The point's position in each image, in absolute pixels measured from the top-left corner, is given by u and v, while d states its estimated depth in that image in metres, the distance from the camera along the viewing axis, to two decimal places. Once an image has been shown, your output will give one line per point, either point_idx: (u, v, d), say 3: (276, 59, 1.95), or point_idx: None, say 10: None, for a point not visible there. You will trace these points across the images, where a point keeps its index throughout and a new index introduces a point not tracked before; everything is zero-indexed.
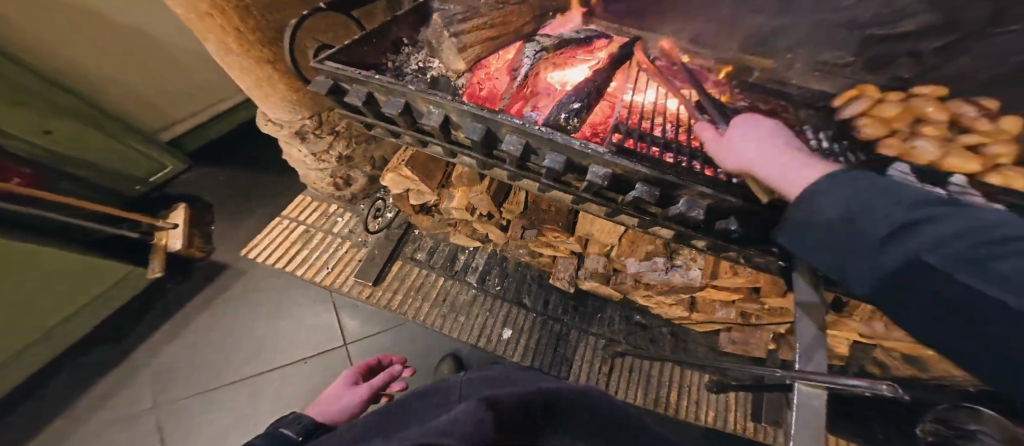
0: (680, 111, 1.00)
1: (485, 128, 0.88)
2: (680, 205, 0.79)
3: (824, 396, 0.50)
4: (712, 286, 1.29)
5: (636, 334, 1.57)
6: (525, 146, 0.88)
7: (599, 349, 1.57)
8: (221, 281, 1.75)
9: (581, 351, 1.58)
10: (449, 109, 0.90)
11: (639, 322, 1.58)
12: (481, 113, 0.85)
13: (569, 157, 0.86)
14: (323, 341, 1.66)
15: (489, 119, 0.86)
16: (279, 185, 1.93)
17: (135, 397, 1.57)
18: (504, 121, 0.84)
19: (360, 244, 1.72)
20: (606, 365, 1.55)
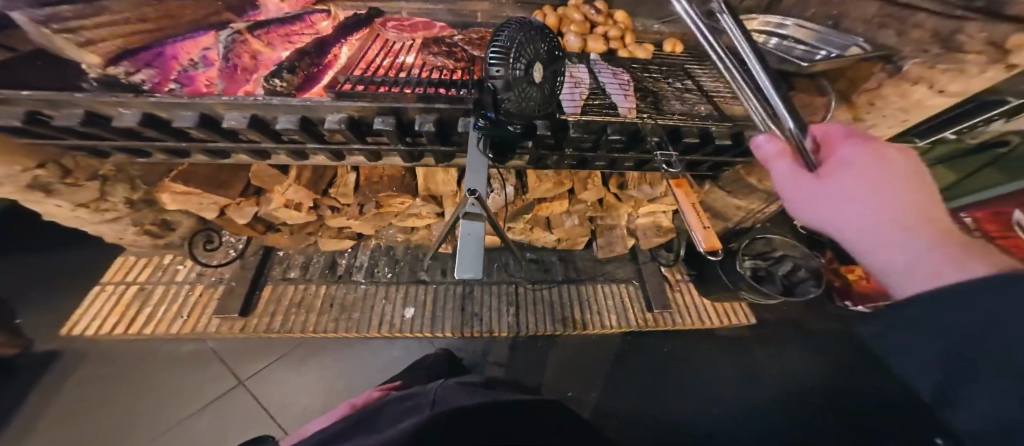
0: (403, 58, 1.01)
1: (200, 113, 0.86)
2: (422, 121, 0.91)
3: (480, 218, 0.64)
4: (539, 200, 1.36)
5: (533, 270, 1.59)
6: (256, 119, 0.90)
7: (506, 295, 1.54)
8: (47, 376, 1.20)
9: (502, 304, 1.51)
10: (149, 106, 0.83)
11: (532, 258, 1.63)
12: (185, 100, 0.83)
13: (301, 117, 0.91)
14: (213, 383, 1.27)
15: (196, 104, 0.84)
16: (77, 261, 1.39)
17: None
18: (210, 100, 0.83)
19: (216, 285, 1.39)
20: (512, 305, 1.51)
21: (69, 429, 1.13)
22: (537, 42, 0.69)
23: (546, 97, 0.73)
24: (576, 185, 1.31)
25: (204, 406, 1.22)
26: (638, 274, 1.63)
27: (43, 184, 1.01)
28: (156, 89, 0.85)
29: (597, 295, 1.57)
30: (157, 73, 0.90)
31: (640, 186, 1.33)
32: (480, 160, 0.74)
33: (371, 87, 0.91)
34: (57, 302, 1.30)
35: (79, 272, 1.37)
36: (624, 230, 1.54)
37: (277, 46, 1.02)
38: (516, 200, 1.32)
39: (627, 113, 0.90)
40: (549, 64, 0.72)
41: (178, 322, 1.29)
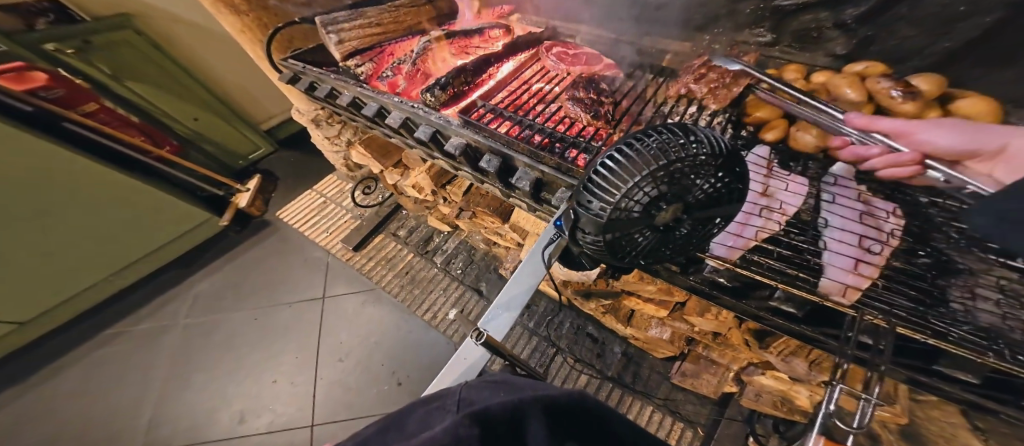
0: (551, 89, 0.82)
1: (382, 109, 0.85)
2: (518, 177, 0.68)
3: (476, 361, 0.47)
4: (631, 294, 1.00)
5: (583, 346, 1.28)
6: (411, 126, 0.83)
7: (542, 354, 1.29)
8: (258, 235, 1.79)
9: (534, 359, 1.29)
10: (357, 94, 0.88)
11: (590, 334, 1.30)
12: (378, 97, 0.83)
13: (444, 134, 0.79)
14: (313, 284, 1.61)
15: (384, 102, 0.83)
16: (313, 163, 2.01)
17: (176, 311, 1.63)
18: (388, 100, 0.82)
19: (357, 218, 1.70)
20: (541, 366, 1.27)
21: (230, 274, 1.70)
22: (704, 169, 0.34)
23: (661, 246, 0.39)
24: (690, 303, 0.91)
25: (294, 304, 1.57)
26: (711, 424, 1.07)
27: (317, 119, 1.41)
28: (370, 80, 0.90)
29: (642, 420, 1.12)
30: (374, 66, 0.93)
31: (787, 357, 0.81)
32: (535, 272, 0.51)
33: (502, 124, 0.74)
34: (290, 187, 1.93)
35: (311, 169, 1.99)
36: (729, 375, 1.01)
37: (451, 55, 0.95)
38: (600, 280, 1.01)
39: (841, 297, 0.44)
40: (708, 206, 0.36)
41: (325, 231, 1.70)
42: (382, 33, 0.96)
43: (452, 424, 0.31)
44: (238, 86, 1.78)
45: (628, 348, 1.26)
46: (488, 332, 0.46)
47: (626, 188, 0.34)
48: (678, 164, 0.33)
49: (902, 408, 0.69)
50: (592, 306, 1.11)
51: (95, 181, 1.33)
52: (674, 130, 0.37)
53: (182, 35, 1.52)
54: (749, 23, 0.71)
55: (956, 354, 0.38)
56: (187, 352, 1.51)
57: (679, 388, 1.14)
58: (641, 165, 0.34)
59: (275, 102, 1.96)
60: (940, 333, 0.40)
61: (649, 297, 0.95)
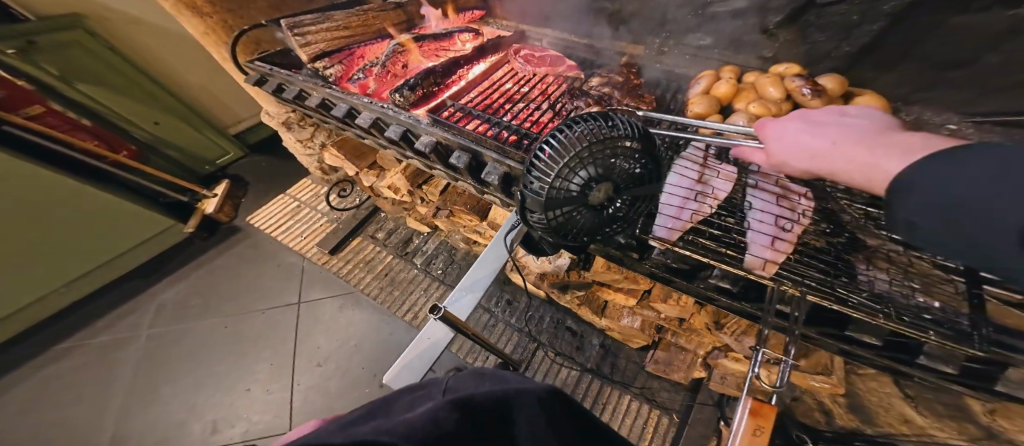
0: (519, 89, 0.86)
1: (350, 109, 0.86)
2: (487, 172, 0.72)
3: (445, 338, 0.49)
4: (602, 284, 1.05)
5: (563, 339, 1.33)
6: (381, 127, 0.85)
7: (524, 349, 1.33)
8: (229, 242, 1.74)
9: (515, 354, 1.32)
10: (325, 95, 0.89)
11: (569, 327, 1.35)
12: (348, 98, 0.85)
13: (414, 133, 0.82)
14: (289, 290, 1.58)
15: (353, 103, 0.85)
16: (287, 168, 1.98)
17: (137, 322, 1.56)
18: (357, 101, 0.84)
19: (334, 222, 1.68)
20: (522, 362, 1.30)
21: (199, 283, 1.64)
22: (625, 151, 0.40)
23: (600, 223, 0.44)
24: (654, 290, 0.97)
25: (269, 311, 1.53)
26: (684, 409, 1.13)
27: (288, 122, 1.38)
28: (339, 82, 0.91)
29: (620, 408, 1.17)
30: (344, 69, 0.94)
31: (739, 336, 0.88)
32: (498, 256, 0.55)
33: (472, 122, 0.78)
34: (262, 193, 1.88)
35: (285, 175, 1.95)
36: (698, 360, 1.07)
37: (420, 57, 0.96)
38: (573, 271, 1.07)
39: (762, 270, 0.50)
40: (632, 183, 0.42)
41: (300, 237, 1.67)
42: (349, 36, 0.97)
43: (432, 408, 0.32)
44: (202, 90, 1.72)
45: (605, 340, 1.32)
46: (449, 311, 0.50)
47: (561, 170, 0.40)
48: (599, 149, 0.40)
49: (838, 378, 0.73)
50: (565, 296, 1.16)
51: (42, 188, 1.27)
52: (601, 120, 0.43)
53: (140, 36, 1.47)
54: (695, 30, 0.79)
55: (856, 317, 0.46)
56: (151, 365, 1.44)
57: (654, 377, 1.21)
58: (569, 150, 0.40)
59: (244, 106, 1.91)
60: (842, 298, 0.48)
61: (619, 286, 1.01)
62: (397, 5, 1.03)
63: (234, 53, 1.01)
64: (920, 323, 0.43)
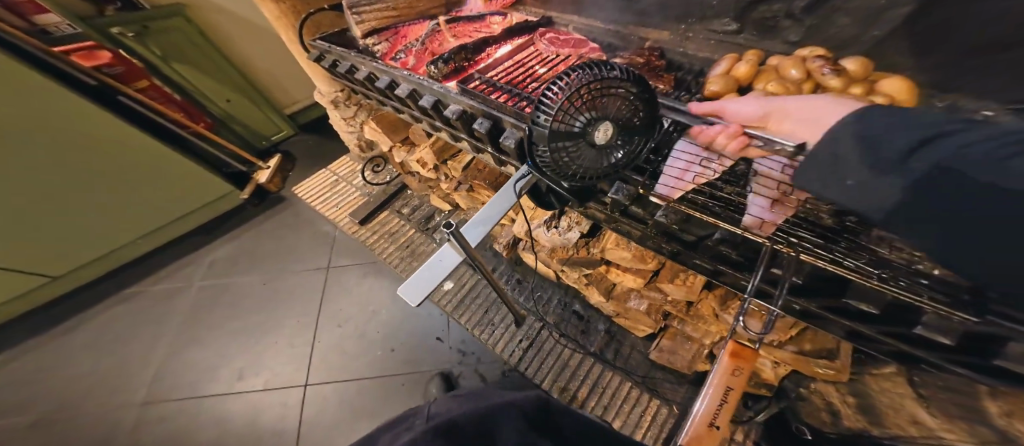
0: (542, 68, 0.90)
1: (391, 80, 0.95)
2: (505, 136, 0.77)
3: (458, 261, 0.55)
4: (610, 264, 1.06)
5: (569, 322, 1.34)
6: (415, 98, 0.93)
7: (529, 328, 1.35)
8: (274, 209, 1.92)
9: (520, 333, 1.34)
10: (372, 69, 0.99)
11: (577, 312, 1.36)
12: (392, 71, 0.94)
13: (444, 103, 0.89)
14: (321, 255, 1.71)
15: (394, 74, 0.94)
16: (329, 147, 2.15)
17: (192, 273, 1.75)
18: (398, 73, 0.93)
19: (365, 196, 1.79)
20: (525, 340, 1.32)
21: (244, 243, 1.82)
22: (624, 92, 0.45)
23: (601, 166, 0.49)
24: (663, 271, 0.97)
25: (300, 273, 1.67)
26: (686, 401, 1.10)
27: (336, 100, 1.53)
28: (384, 58, 1.00)
29: (620, 394, 1.16)
30: (390, 46, 1.03)
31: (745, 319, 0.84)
32: (506, 198, 0.59)
33: (495, 93, 0.83)
34: (306, 168, 2.06)
35: (328, 153, 2.12)
36: (704, 351, 1.04)
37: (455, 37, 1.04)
38: (583, 247, 1.09)
39: (759, 230, 0.51)
40: (636, 126, 0.48)
41: (334, 207, 1.80)
42: (395, 17, 1.08)
43: None
44: (267, 73, 1.94)
45: (611, 326, 1.31)
46: (461, 232, 0.54)
47: (566, 106, 0.44)
48: (602, 89, 0.44)
49: (842, 364, 0.72)
50: (575, 276, 1.18)
51: (137, 147, 1.49)
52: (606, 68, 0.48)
53: (224, 25, 1.69)
54: (719, 14, 0.80)
55: (849, 278, 0.45)
56: (200, 311, 1.62)
57: (658, 368, 1.18)
58: (575, 87, 0.44)
59: (299, 90, 2.11)
60: (836, 259, 0.47)
61: (626, 267, 1.01)
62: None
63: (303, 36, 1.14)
64: (916, 286, 0.42)
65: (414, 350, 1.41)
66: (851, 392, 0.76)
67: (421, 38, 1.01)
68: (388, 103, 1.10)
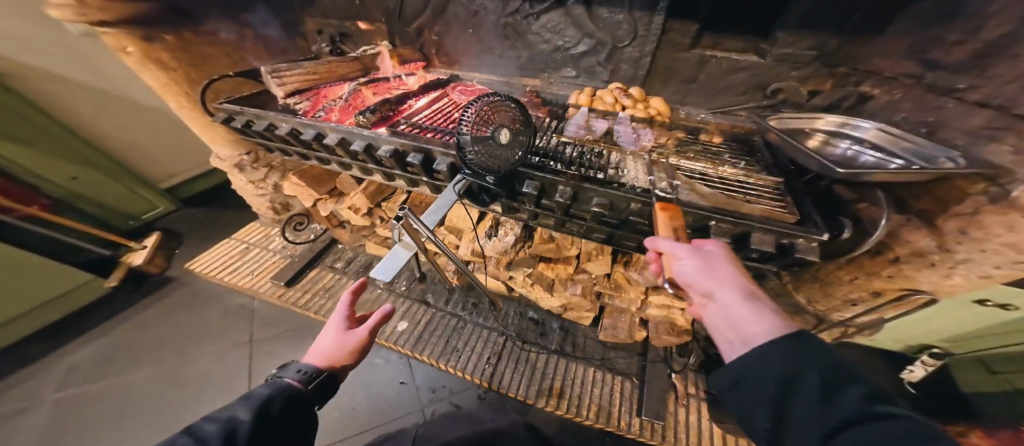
0: (453, 113, 1.16)
1: (318, 132, 1.07)
2: (439, 162, 0.96)
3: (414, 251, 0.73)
4: (541, 259, 1.34)
5: (528, 328, 1.60)
6: (345, 143, 1.07)
7: (494, 344, 1.56)
8: (161, 292, 1.65)
9: (487, 352, 1.53)
10: (294, 124, 1.08)
11: (532, 317, 1.64)
12: (325, 124, 1.06)
13: (373, 145, 1.05)
14: (238, 330, 1.55)
15: (325, 126, 1.06)
16: (227, 217, 1.98)
17: (41, 386, 1.37)
18: (327, 125, 1.06)
19: (287, 257, 1.71)
20: (493, 354, 1.52)
21: (120, 338, 1.50)
22: (507, 110, 0.75)
23: (509, 160, 0.75)
24: (582, 255, 1.29)
25: (214, 353, 1.47)
26: (641, 370, 1.42)
27: (241, 164, 1.52)
28: (306, 113, 1.12)
29: (586, 379, 1.42)
30: (310, 104, 1.17)
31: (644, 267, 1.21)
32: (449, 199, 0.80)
33: (421, 132, 1.04)
34: (199, 243, 1.84)
35: (228, 224, 1.94)
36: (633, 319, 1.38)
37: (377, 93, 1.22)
38: (521, 251, 1.36)
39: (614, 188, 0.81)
40: (517, 133, 0.76)
41: (247, 275, 1.62)
42: (317, 80, 1.21)
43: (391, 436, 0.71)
44: (137, 146, 1.74)
45: (563, 323, 1.62)
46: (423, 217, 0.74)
47: (477, 124, 0.70)
48: (494, 109, 0.72)
49: None
50: (516, 278, 1.40)
51: None
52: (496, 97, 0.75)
53: (72, 97, 1.48)
54: (563, 66, 1.19)
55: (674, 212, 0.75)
56: (58, 437, 1.25)
57: (610, 349, 1.50)
58: (483, 113, 0.71)
59: (180, 162, 1.93)
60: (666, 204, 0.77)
61: (556, 260, 1.33)
62: (354, 58, 1.29)
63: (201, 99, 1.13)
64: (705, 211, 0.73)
65: (386, 401, 1.53)
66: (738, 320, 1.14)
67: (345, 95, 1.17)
68: (318, 153, 1.18)
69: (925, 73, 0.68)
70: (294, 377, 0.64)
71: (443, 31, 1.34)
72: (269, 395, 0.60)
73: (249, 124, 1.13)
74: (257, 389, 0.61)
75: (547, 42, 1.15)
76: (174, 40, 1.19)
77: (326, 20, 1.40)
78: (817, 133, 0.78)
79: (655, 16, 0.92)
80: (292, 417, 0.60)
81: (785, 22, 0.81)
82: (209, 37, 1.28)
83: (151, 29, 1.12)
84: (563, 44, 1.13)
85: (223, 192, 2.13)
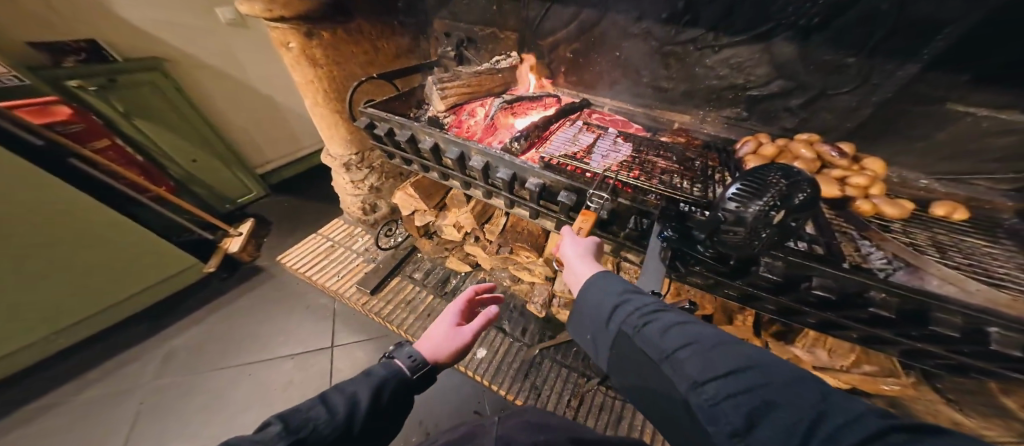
0: (598, 143, 1.05)
1: (462, 152, 0.97)
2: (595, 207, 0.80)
3: None
4: None
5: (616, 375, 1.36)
6: (488, 168, 0.97)
7: (574, 385, 1.34)
8: (250, 283, 1.65)
9: (566, 391, 1.32)
10: (438, 139, 1.01)
11: None
12: (472, 143, 0.96)
13: (522, 175, 0.95)
14: (321, 333, 1.49)
15: (473, 146, 0.96)
16: (311, 210, 1.96)
17: (140, 371, 1.37)
18: (473, 145, 0.96)
19: (370, 261, 1.65)
20: (576, 398, 1.30)
21: (213, 329, 1.49)
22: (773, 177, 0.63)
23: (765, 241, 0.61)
24: (716, 315, 1.12)
25: (298, 356, 1.42)
26: None
27: (349, 164, 1.50)
28: (451, 129, 1.09)
29: None
30: (456, 119, 1.15)
31: (811, 347, 0.98)
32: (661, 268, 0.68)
33: (568, 167, 0.92)
34: (285, 235, 1.83)
35: (312, 218, 1.92)
36: None
37: (515, 114, 1.17)
38: None
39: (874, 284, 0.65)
40: (795, 212, 0.56)
41: (334, 278, 1.57)
42: (470, 93, 1.18)
43: None
44: (246, 130, 1.80)
45: None
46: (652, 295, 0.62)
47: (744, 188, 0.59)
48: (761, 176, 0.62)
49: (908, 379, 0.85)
50: None
51: (92, 227, 1.20)
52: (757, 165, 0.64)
53: (206, 80, 1.58)
54: (733, 104, 1.04)
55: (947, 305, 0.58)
56: (153, 427, 1.23)
57: None
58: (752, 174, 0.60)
59: (273, 148, 1.95)
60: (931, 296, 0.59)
61: None
62: (501, 72, 1.23)
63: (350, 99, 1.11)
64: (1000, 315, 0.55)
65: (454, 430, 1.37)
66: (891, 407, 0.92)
67: (488, 114, 1.14)
68: (449, 168, 1.09)
69: None
70: (404, 361, 0.66)
71: (581, 49, 1.19)
72: (385, 376, 0.62)
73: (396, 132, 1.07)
74: (376, 368, 0.64)
75: (724, 77, 1.00)
76: (331, 36, 1.17)
77: (456, 23, 1.33)
78: None
79: (907, 66, 0.77)
80: (399, 407, 0.60)
81: None
82: (349, 36, 1.24)
83: (314, 25, 1.10)
84: (747, 82, 0.98)
85: (306, 184, 2.11)
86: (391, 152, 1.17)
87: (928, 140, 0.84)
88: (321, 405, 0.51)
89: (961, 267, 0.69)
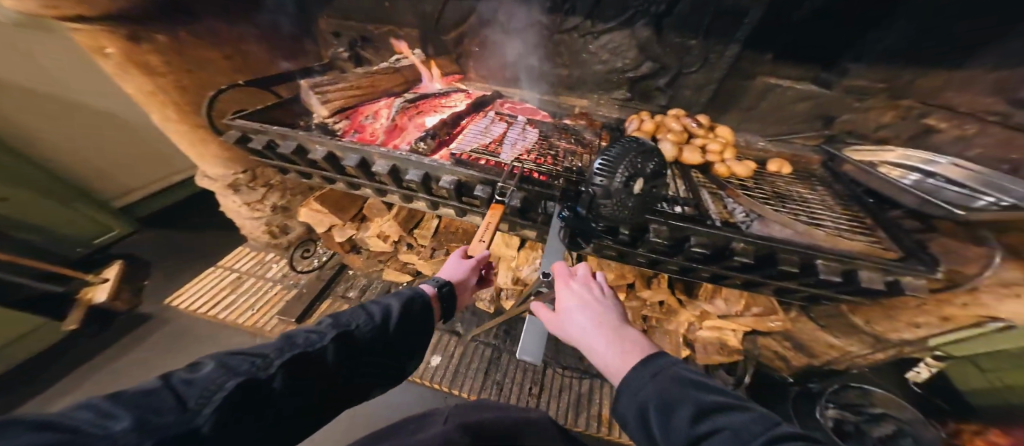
0: (508, 131, 1.09)
1: (363, 157, 0.94)
2: (507, 196, 0.82)
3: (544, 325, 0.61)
4: None
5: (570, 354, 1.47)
6: (396, 170, 0.95)
7: (533, 374, 1.41)
8: (134, 335, 1.38)
9: (528, 379, 1.39)
10: (331, 147, 0.95)
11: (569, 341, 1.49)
12: (372, 148, 0.93)
13: (439, 173, 0.95)
14: None
15: (370, 150, 0.93)
16: (208, 241, 1.71)
17: None
18: (372, 148, 0.93)
19: (291, 287, 1.50)
20: (535, 383, 1.37)
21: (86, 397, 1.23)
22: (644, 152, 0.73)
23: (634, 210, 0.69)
24: (637, 281, 1.19)
25: None
26: None
27: (236, 184, 1.34)
28: (345, 134, 1.04)
29: None
30: (350, 123, 1.09)
31: (712, 298, 1.14)
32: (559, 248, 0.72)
33: (481, 160, 0.95)
34: (175, 274, 1.57)
35: (210, 249, 1.67)
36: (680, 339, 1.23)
37: (421, 113, 1.15)
38: None
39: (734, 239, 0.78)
40: (653, 179, 0.67)
41: (247, 312, 1.40)
42: (359, 95, 1.13)
43: None
44: (89, 159, 1.48)
45: None
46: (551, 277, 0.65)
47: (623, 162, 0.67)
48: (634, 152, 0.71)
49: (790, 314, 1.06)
50: None
51: None
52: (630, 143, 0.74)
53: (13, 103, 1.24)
54: (617, 87, 1.17)
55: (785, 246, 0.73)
56: None
57: None
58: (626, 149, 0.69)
59: (136, 176, 1.66)
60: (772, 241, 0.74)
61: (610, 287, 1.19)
62: (398, 70, 1.21)
63: (207, 113, 1.00)
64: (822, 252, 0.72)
65: None
66: (787, 339, 1.14)
67: (389, 115, 1.10)
68: (353, 176, 1.05)
69: (1012, 113, 0.73)
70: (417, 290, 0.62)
71: (480, 43, 1.22)
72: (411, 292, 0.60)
73: (279, 142, 0.98)
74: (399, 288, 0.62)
75: (607, 62, 1.11)
76: (171, 40, 1.01)
77: (346, 22, 1.27)
78: (889, 164, 0.89)
79: (731, 45, 0.94)
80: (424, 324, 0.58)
81: (861, 54, 0.87)
82: (206, 38, 1.10)
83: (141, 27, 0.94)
84: (624, 67, 1.11)
85: (199, 214, 1.83)
86: (282, 165, 1.07)
87: (759, 107, 1.05)
88: (363, 312, 0.53)
89: (789, 213, 0.87)
